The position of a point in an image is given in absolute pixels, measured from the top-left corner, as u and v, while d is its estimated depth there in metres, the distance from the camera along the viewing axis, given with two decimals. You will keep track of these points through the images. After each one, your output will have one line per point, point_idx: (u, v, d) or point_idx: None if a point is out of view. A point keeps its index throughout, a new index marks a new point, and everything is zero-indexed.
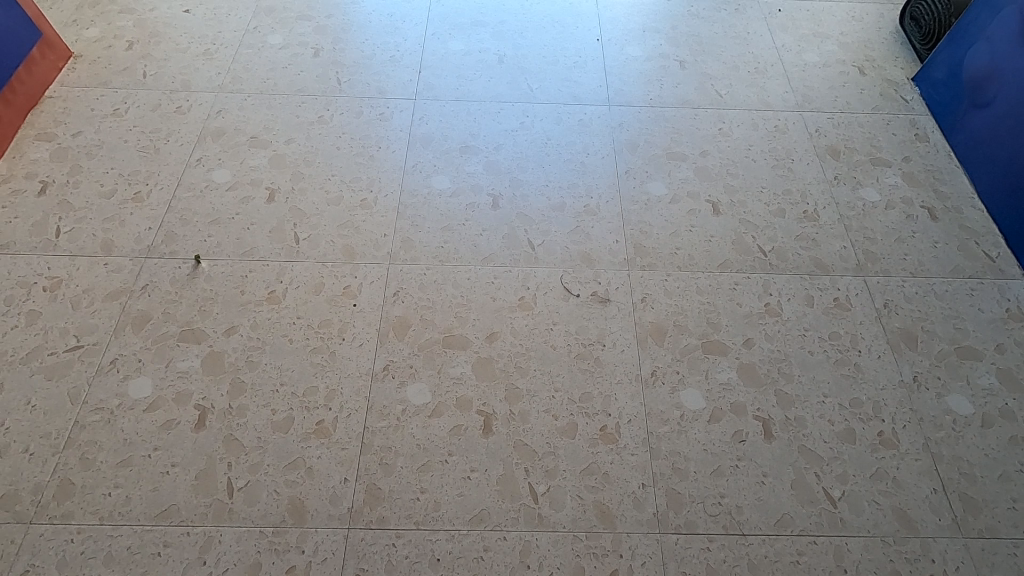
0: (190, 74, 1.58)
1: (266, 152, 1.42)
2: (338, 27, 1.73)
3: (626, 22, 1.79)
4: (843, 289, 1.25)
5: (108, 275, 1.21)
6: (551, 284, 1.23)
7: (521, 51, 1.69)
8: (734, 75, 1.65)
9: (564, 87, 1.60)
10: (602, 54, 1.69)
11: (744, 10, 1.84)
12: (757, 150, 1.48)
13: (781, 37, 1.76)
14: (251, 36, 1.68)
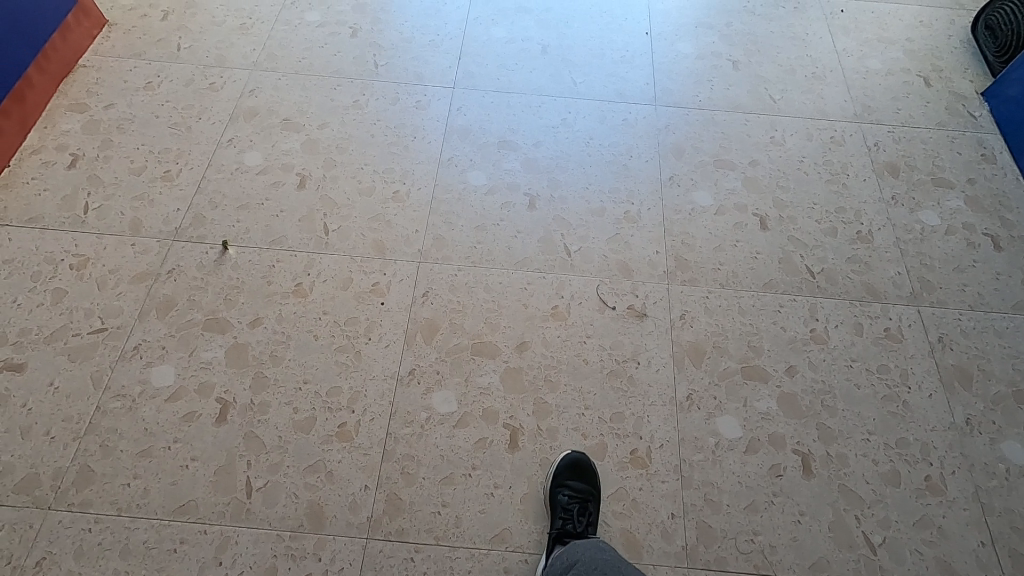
0: (225, 49, 1.53)
1: (299, 136, 1.38)
2: (379, 6, 1.67)
3: (678, 17, 1.70)
4: (895, 319, 1.18)
5: (135, 256, 1.19)
6: (587, 294, 1.18)
7: (566, 41, 1.62)
8: (790, 79, 1.56)
9: (609, 82, 1.53)
10: (651, 49, 1.62)
11: (803, 9, 1.74)
12: (810, 163, 1.40)
13: (841, 41, 1.66)
14: (289, 12, 1.63)
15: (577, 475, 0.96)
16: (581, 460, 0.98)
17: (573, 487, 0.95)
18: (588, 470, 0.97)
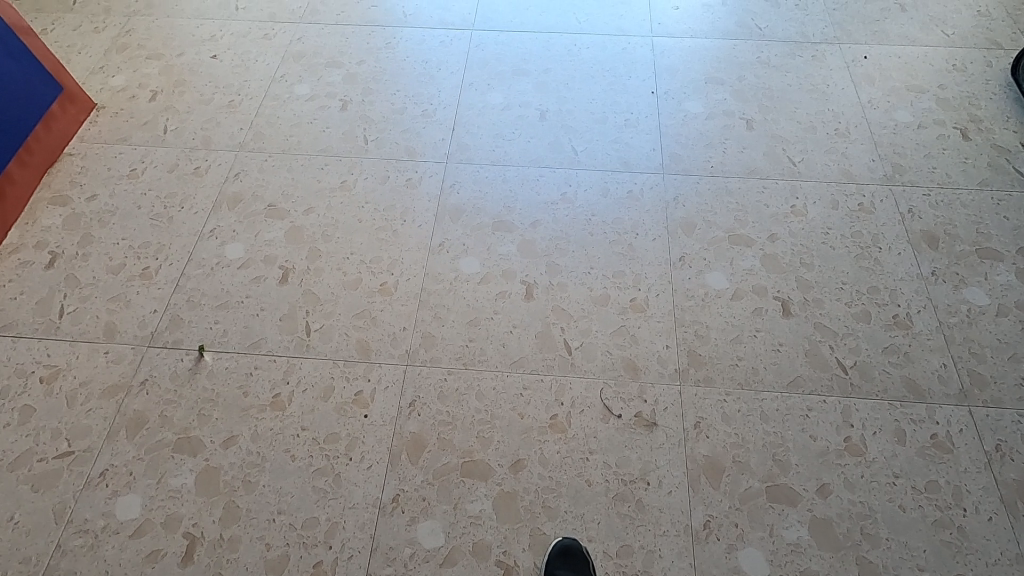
0: (212, 129, 1.52)
1: (283, 224, 1.35)
2: (370, 76, 1.66)
3: (688, 74, 1.69)
4: (943, 424, 1.12)
5: (107, 366, 1.14)
6: (589, 400, 1.14)
7: (566, 106, 1.62)
8: (809, 144, 1.53)
9: (613, 150, 1.52)
10: (664, 115, 1.60)
11: (823, 65, 1.72)
12: (837, 234, 1.37)
13: (866, 94, 1.63)
14: (277, 86, 1.62)
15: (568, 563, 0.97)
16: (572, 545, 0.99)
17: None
18: (578, 558, 0.98)
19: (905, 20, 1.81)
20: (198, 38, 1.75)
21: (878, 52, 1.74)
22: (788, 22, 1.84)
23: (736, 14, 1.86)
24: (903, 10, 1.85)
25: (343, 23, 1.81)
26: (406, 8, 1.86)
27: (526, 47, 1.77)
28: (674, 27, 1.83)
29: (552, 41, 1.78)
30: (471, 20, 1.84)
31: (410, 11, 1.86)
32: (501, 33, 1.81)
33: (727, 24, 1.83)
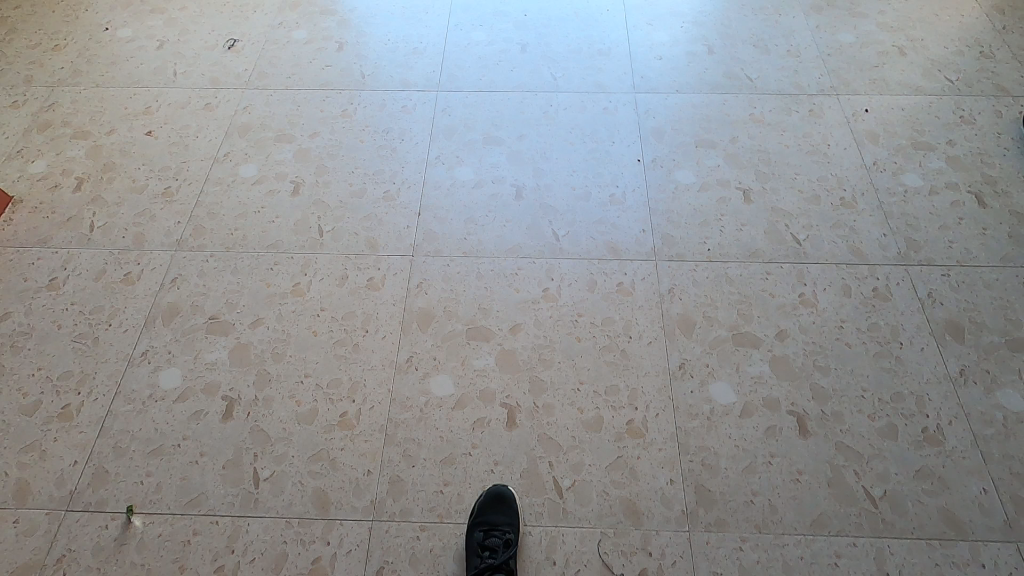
0: (144, 225, 1.82)
1: (226, 343, 1.59)
2: (325, 151, 2.00)
3: (680, 139, 2.02)
4: (989, 566, 1.28)
5: (18, 536, 1.32)
6: (587, 556, 1.30)
7: (544, 181, 1.92)
8: (818, 238, 1.78)
9: (600, 233, 1.80)
10: (673, 204, 1.86)
11: (821, 154, 1.97)
12: (852, 326, 1.61)
13: (875, 173, 1.92)
14: (243, 170, 1.95)
15: (498, 508, 1.32)
16: (503, 494, 1.34)
17: (494, 524, 1.29)
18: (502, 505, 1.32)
19: (888, 104, 2.10)
20: (137, 118, 2.09)
21: (854, 131, 2.03)
22: (778, 100, 2.12)
23: (712, 84, 2.18)
24: (887, 89, 2.14)
25: (301, 92, 2.17)
26: (368, 75, 2.23)
27: (498, 119, 2.09)
28: (662, 108, 2.11)
29: (527, 111, 2.11)
30: (435, 88, 2.19)
31: (370, 74, 2.23)
32: (468, 101, 2.14)
33: (708, 89, 2.16)
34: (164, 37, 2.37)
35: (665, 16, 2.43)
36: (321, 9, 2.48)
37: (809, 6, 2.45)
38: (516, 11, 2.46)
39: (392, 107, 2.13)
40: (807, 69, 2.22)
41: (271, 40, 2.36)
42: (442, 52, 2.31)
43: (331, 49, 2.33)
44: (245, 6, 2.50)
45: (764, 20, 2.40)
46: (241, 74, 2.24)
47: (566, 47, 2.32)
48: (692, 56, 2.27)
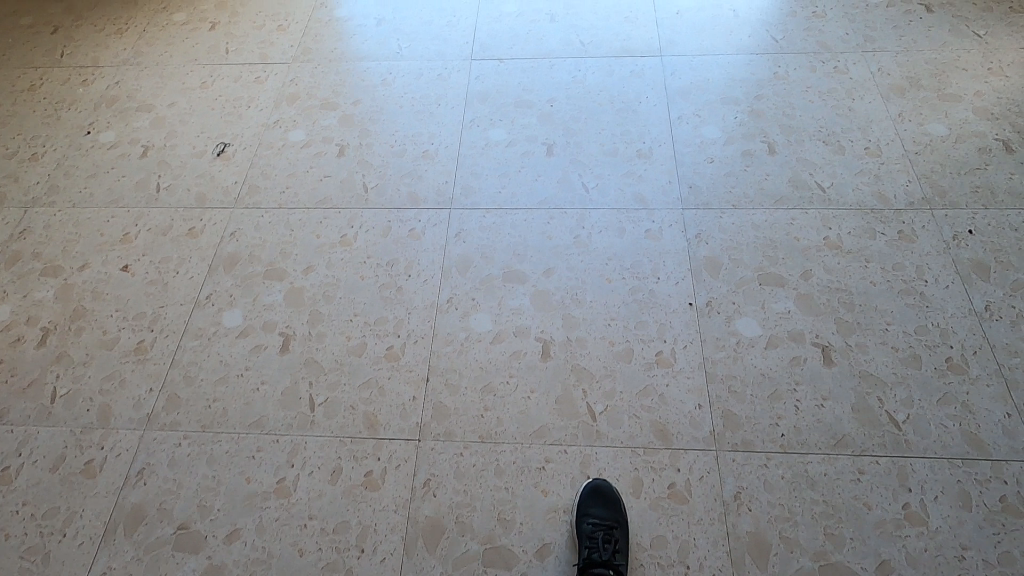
0: (113, 395, 1.60)
1: (196, 566, 1.37)
2: (322, 290, 1.77)
3: (740, 275, 1.73)
4: None
5: None
6: None
7: (576, 332, 1.65)
8: (921, 420, 1.47)
9: (642, 407, 1.53)
10: (735, 366, 1.57)
11: (916, 295, 1.66)
12: (977, 557, 1.30)
13: (987, 323, 1.60)
14: (227, 318, 1.73)
15: (601, 498, 1.38)
16: (602, 483, 1.41)
17: (596, 513, 1.36)
18: None
19: (998, 222, 1.78)
20: (113, 248, 1.88)
21: (958, 261, 1.72)
22: (859, 220, 1.81)
23: (776, 197, 1.88)
24: (995, 202, 1.82)
25: (294, 214, 1.94)
26: (371, 188, 1.98)
27: (520, 247, 1.82)
28: (717, 232, 1.82)
29: (554, 235, 1.84)
30: (445, 206, 1.93)
31: (374, 186, 1.99)
32: (486, 222, 1.88)
33: (771, 203, 1.87)
34: (149, 140, 2.15)
35: (718, 102, 2.12)
36: (323, 102, 2.22)
37: (888, 86, 2.12)
38: (537, 100, 2.17)
39: (398, 232, 1.88)
40: (891, 173, 1.91)
41: (265, 146, 2.12)
42: (454, 158, 2.04)
43: (330, 155, 2.08)
44: (240, 101, 2.25)
45: (834, 106, 2.08)
46: (230, 189, 2.01)
47: (599, 148, 2.03)
48: (750, 157, 1.97)
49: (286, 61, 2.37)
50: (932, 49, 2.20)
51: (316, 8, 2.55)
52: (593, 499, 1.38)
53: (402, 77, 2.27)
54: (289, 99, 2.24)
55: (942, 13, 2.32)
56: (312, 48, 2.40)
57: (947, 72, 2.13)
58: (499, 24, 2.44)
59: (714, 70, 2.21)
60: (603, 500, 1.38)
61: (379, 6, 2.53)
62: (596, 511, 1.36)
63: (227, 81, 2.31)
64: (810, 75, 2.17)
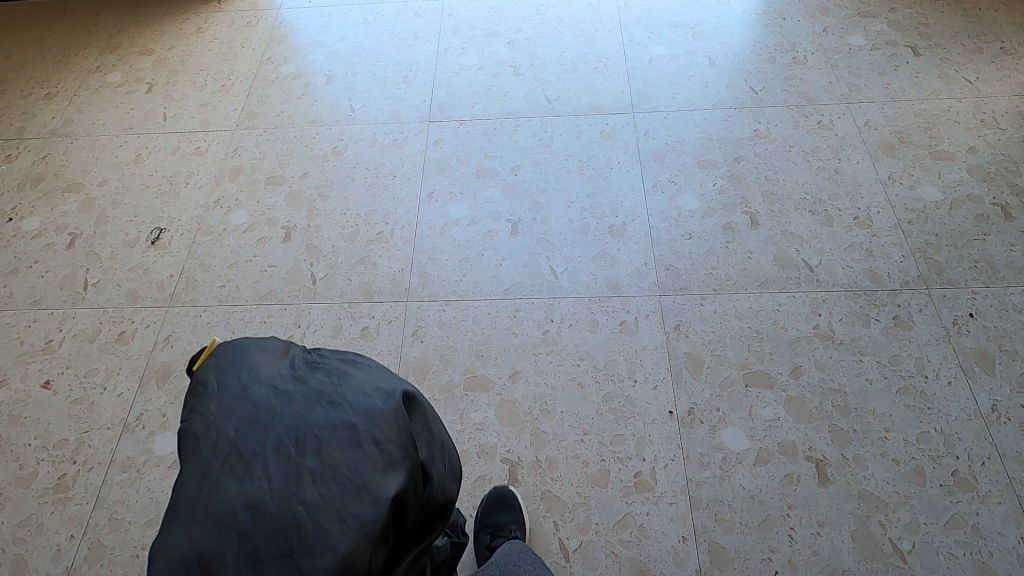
0: (30, 552, 1.21)
1: None
2: None
3: (724, 373, 1.35)
4: None
5: None
6: None
7: (546, 452, 1.28)
8: (929, 550, 1.14)
9: (632, 553, 1.17)
10: (723, 488, 1.22)
11: (917, 394, 1.30)
12: None
13: (995, 429, 1.25)
14: (157, 444, 1.33)
15: None
16: None
17: None
18: (508, 505, 1.19)
19: (1000, 302, 1.40)
20: (34, 360, 1.46)
21: (958, 350, 1.34)
22: (850, 306, 1.42)
23: (761, 278, 1.48)
24: (995, 280, 1.43)
25: (242, 311, 1.51)
26: (321, 279, 1.55)
27: (462, 345, 1.42)
28: (699, 322, 1.43)
29: (519, 331, 1.44)
30: (400, 300, 1.50)
31: (324, 278, 1.55)
32: (446, 317, 1.47)
33: (755, 288, 1.46)
34: (78, 226, 1.68)
35: (675, 164, 1.70)
36: (268, 175, 1.77)
37: (874, 142, 1.68)
38: (501, 167, 1.74)
39: (348, 331, 1.46)
40: (884, 247, 1.50)
41: (209, 216, 1.69)
42: (410, 241, 1.61)
43: (263, 238, 1.63)
44: (179, 170, 1.79)
45: (819, 169, 1.65)
46: (167, 283, 1.57)
47: (565, 225, 1.61)
48: (731, 233, 1.56)
49: (235, 120, 1.91)
50: (920, 100, 1.75)
51: (262, 62, 2.07)
52: (494, 507, 1.19)
53: (357, 143, 1.82)
54: (232, 173, 1.78)
55: (930, 55, 1.85)
56: (267, 100, 1.96)
57: (939, 127, 1.69)
58: (458, 78, 1.97)
59: (688, 129, 1.77)
60: (506, 503, 1.19)
61: (332, 60, 2.06)
62: (496, 517, 1.18)
63: (165, 146, 1.85)
64: (793, 133, 1.73)
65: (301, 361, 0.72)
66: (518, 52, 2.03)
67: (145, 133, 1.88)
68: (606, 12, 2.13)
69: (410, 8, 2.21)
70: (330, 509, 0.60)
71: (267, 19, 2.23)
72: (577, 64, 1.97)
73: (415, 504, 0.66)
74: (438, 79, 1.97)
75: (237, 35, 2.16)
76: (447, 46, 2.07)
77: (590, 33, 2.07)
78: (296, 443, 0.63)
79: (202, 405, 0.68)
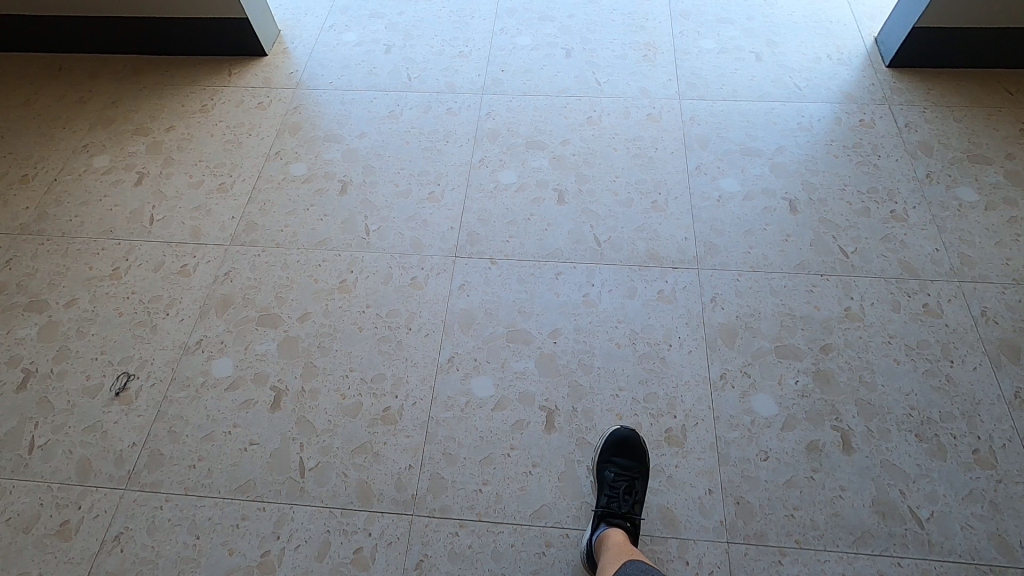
0: None
1: None
2: None
3: None
4: None
5: None
6: None
7: None
8: None
9: None
10: None
11: None
12: None
13: None
14: None
15: (626, 467, 0.98)
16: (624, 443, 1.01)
17: (626, 479, 0.97)
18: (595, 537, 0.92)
19: None
20: None
21: None
22: None
23: (853, 529, 0.95)
24: None
25: (201, 508, 1.01)
26: (310, 470, 1.04)
27: None
28: None
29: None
30: (403, 513, 0.99)
31: (313, 468, 1.04)
32: (393, 557, 0.96)
33: (850, 546, 0.94)
34: (35, 358, 1.18)
35: (740, 343, 1.13)
36: (262, 313, 1.22)
37: (997, 344, 1.11)
38: (537, 330, 1.17)
39: (334, 555, 0.96)
40: (1015, 501, 0.96)
41: (142, 341, 1.19)
42: (421, 424, 1.07)
43: (222, 390, 1.13)
44: (106, 267, 1.30)
45: (927, 374, 1.08)
46: (55, 450, 1.07)
47: (609, 420, 1.06)
48: (817, 458, 1.01)
49: (196, 201, 1.40)
50: None
51: (271, 155, 1.48)
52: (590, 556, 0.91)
53: (366, 278, 1.26)
54: (182, 277, 1.28)
55: None
56: (239, 176, 1.44)
57: None
58: (494, 201, 1.36)
59: (769, 297, 1.19)
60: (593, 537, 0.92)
61: (350, 160, 1.46)
62: (619, 456, 1.00)
63: (91, 233, 1.36)
64: (893, 316, 1.15)
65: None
66: (565, 173, 1.40)
67: (73, 206, 1.41)
68: (669, 126, 1.47)
69: (415, 89, 1.60)
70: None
71: (244, 64, 1.69)
72: (634, 194, 1.35)
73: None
74: (472, 183, 1.40)
75: (244, 101, 1.60)
76: (482, 154, 1.45)
77: (650, 154, 1.42)
78: None
79: None
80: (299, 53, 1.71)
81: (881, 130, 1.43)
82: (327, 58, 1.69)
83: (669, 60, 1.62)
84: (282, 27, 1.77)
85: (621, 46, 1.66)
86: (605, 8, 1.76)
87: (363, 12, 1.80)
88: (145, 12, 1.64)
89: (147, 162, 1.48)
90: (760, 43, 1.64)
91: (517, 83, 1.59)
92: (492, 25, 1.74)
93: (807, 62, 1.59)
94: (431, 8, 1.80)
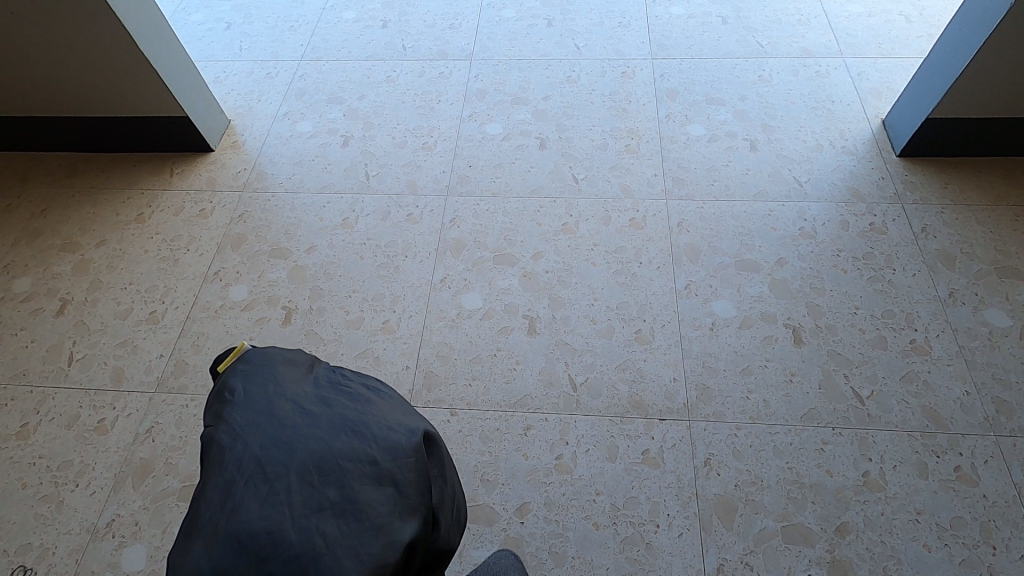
0: None
1: None
2: None
3: None
4: None
5: None
6: None
7: None
8: None
9: None
10: None
11: None
12: None
13: None
14: None
15: None
16: None
17: None
18: None
19: None
20: None
21: None
22: None
23: None
24: None
25: None
26: None
27: None
28: None
29: None
30: None
31: None
32: None
33: None
34: None
35: (739, 522, 0.96)
36: (186, 483, 1.06)
37: None
38: (502, 505, 1.00)
39: None
40: None
41: (45, 523, 1.03)
42: None
43: None
44: (14, 423, 1.14)
45: (964, 565, 0.91)
46: None
47: None
48: None
49: (122, 336, 1.24)
50: None
51: (210, 275, 1.32)
52: None
53: None
54: (97, 436, 1.12)
55: None
56: (172, 303, 1.28)
57: None
58: (456, 332, 1.20)
59: (772, 458, 1.02)
60: None
61: (296, 280, 1.30)
62: None
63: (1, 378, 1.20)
64: (921, 483, 0.98)
65: (325, 382, 0.61)
66: (537, 295, 1.23)
67: None
68: (654, 233, 1.31)
69: (372, 190, 1.44)
70: (344, 546, 0.50)
71: (187, 162, 1.53)
72: (615, 322, 1.19)
73: (420, 552, 0.55)
74: (432, 309, 1.23)
75: (184, 207, 1.45)
76: (443, 272, 1.28)
77: (634, 269, 1.26)
78: (320, 473, 0.53)
79: (228, 416, 0.57)
80: (248, 147, 1.56)
81: (895, 236, 1.26)
82: (279, 153, 1.54)
83: (655, 151, 1.46)
84: (231, 115, 1.62)
85: (601, 134, 1.50)
86: (583, 88, 1.61)
87: (321, 97, 1.65)
88: (75, 109, 1.49)
89: (71, 286, 1.33)
90: (755, 128, 1.48)
91: (485, 181, 1.43)
92: (460, 109, 1.59)
93: (808, 151, 1.42)
94: (394, 91, 1.65)
